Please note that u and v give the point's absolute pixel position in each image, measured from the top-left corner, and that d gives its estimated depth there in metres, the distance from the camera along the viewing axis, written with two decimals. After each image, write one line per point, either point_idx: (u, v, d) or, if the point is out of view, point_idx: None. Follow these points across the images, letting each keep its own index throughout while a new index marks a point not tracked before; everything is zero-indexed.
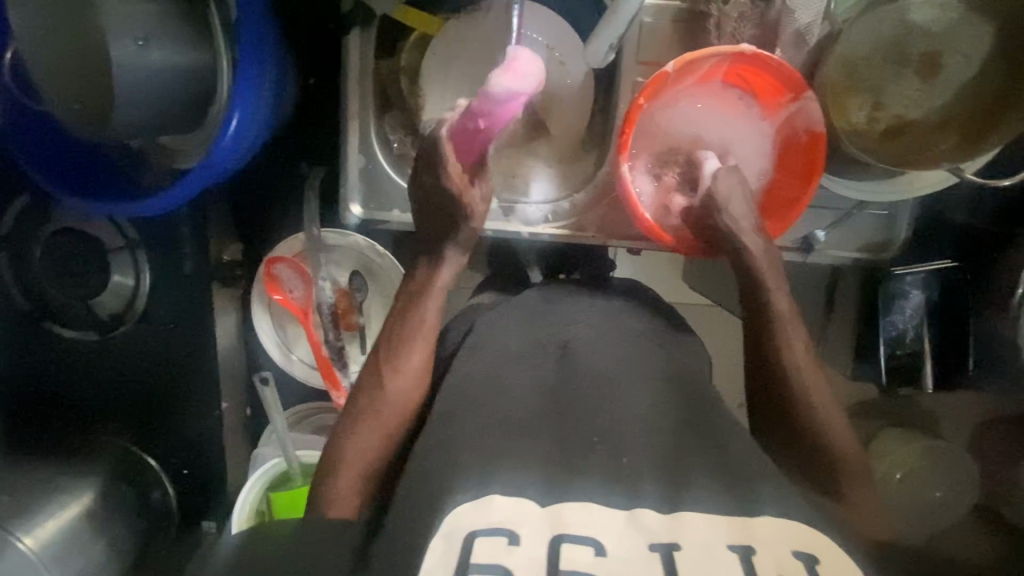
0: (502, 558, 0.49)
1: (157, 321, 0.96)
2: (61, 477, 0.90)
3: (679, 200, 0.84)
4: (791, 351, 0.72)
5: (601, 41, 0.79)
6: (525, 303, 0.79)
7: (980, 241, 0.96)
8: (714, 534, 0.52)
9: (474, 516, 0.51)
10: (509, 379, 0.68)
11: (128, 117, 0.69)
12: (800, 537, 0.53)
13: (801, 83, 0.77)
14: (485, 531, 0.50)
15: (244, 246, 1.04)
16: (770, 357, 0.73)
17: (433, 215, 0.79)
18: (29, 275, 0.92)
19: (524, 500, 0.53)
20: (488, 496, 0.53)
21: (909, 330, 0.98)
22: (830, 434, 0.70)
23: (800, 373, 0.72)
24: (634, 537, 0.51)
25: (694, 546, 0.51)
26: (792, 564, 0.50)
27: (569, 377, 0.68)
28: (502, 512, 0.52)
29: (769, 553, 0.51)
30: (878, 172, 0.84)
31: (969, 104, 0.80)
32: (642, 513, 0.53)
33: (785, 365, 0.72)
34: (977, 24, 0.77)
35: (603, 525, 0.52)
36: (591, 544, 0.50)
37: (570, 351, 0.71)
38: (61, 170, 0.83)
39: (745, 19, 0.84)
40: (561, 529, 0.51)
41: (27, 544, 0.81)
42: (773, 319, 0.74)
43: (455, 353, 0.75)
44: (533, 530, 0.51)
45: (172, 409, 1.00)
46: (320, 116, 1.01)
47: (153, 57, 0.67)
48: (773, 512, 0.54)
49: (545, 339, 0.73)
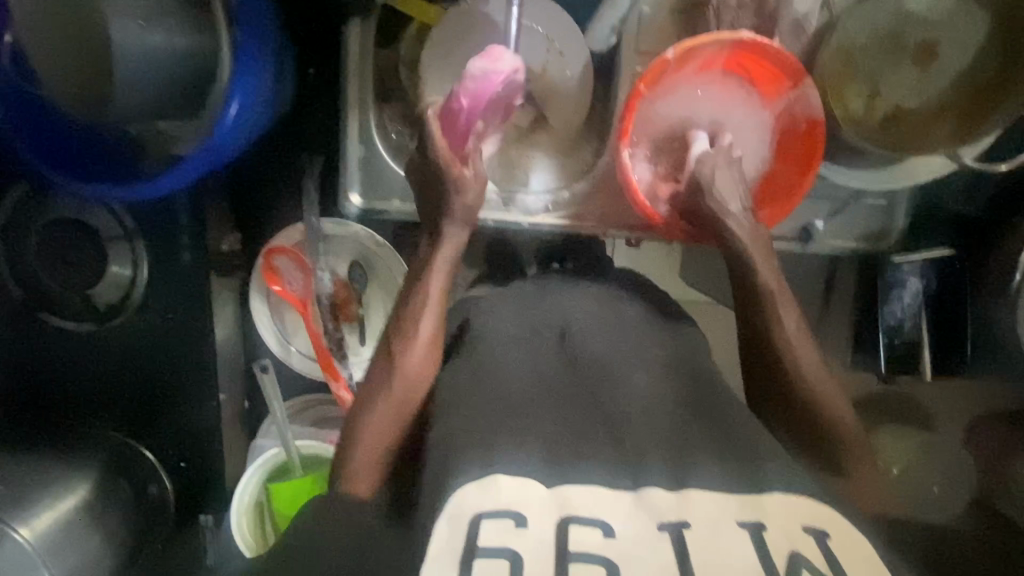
0: (509, 541, 0.48)
1: (155, 312, 0.96)
2: (57, 467, 0.89)
3: (669, 185, 0.86)
4: (787, 337, 0.72)
5: (604, 24, 0.89)
6: (525, 292, 0.79)
7: (974, 230, 0.97)
8: (722, 513, 0.52)
9: (479, 497, 0.51)
10: (509, 362, 0.68)
11: (125, 99, 0.67)
12: (810, 514, 0.53)
13: (799, 69, 0.79)
14: (491, 513, 0.50)
15: (242, 235, 1.04)
16: (766, 343, 0.73)
17: (427, 198, 0.82)
18: (26, 265, 0.91)
19: (529, 482, 0.53)
20: (490, 477, 0.53)
21: (907, 319, 1.00)
22: (827, 419, 0.70)
23: (794, 358, 0.71)
24: (643, 518, 0.51)
25: (703, 524, 0.51)
26: (801, 536, 0.51)
27: (572, 359, 0.68)
28: (508, 494, 0.52)
29: (780, 528, 0.51)
30: (876, 160, 0.85)
31: (965, 92, 0.80)
32: (649, 493, 0.53)
33: (779, 350, 0.72)
34: (971, 12, 0.78)
35: (609, 507, 0.52)
36: (598, 526, 0.50)
37: (571, 335, 0.71)
38: (60, 157, 0.83)
39: (744, 8, 0.84)
40: (568, 511, 0.51)
41: (23, 534, 0.80)
42: (767, 302, 0.73)
43: (457, 339, 0.76)
44: (539, 511, 0.51)
45: (170, 401, 0.99)
46: (318, 107, 1.01)
47: (153, 37, 0.67)
48: (781, 488, 0.55)
49: (545, 325, 0.73)
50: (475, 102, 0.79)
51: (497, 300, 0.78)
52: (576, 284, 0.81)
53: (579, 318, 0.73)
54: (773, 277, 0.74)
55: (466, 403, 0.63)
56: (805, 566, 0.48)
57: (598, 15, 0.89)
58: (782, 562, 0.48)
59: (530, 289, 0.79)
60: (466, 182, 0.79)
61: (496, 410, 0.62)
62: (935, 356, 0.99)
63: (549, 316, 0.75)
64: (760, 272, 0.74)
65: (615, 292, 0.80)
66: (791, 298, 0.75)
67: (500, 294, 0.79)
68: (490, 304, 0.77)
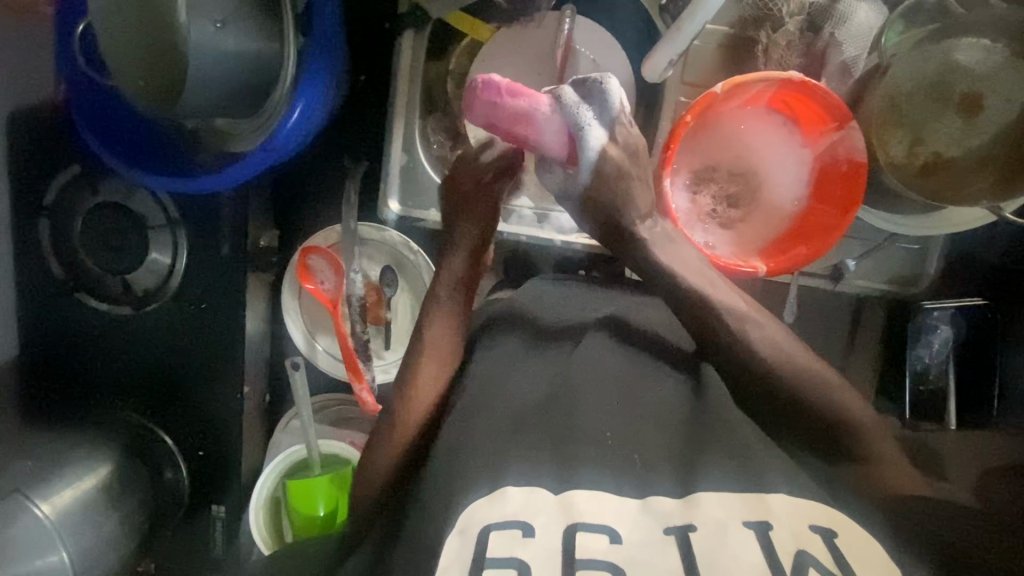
0: (517, 550, 0.49)
1: (188, 300, 0.97)
2: (79, 446, 0.91)
3: (706, 199, 0.91)
4: (775, 369, 0.69)
5: (661, 58, 0.81)
6: (534, 306, 0.74)
7: (1004, 281, 0.97)
8: (729, 512, 0.52)
9: (487, 512, 0.52)
10: (523, 371, 0.67)
11: (194, 99, 0.71)
12: (815, 514, 0.53)
13: (846, 112, 0.79)
14: (499, 525, 0.51)
15: (279, 232, 1.06)
16: (757, 380, 0.69)
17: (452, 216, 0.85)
18: (69, 244, 0.93)
19: (535, 490, 0.54)
20: (502, 490, 0.54)
21: (934, 366, 0.98)
22: (844, 439, 0.66)
23: (790, 391, 0.68)
24: (647, 521, 0.52)
25: (710, 525, 0.51)
26: (807, 533, 0.51)
27: (581, 368, 0.66)
28: (515, 505, 0.52)
29: (786, 528, 0.51)
30: (916, 203, 0.85)
31: (1008, 147, 0.80)
32: (655, 500, 0.54)
33: (750, 365, 0.69)
34: (1020, 69, 0.78)
35: (614, 513, 0.52)
36: (604, 532, 0.50)
37: (579, 353, 0.68)
38: (116, 144, 0.86)
39: (793, 48, 0.86)
40: (574, 519, 0.51)
41: (43, 510, 0.81)
42: (747, 344, 0.70)
43: (473, 341, 0.75)
44: (548, 520, 0.51)
45: (190, 391, 1.00)
46: (364, 112, 1.02)
47: (228, 41, 0.70)
48: (785, 490, 0.55)
49: (567, 331, 0.71)
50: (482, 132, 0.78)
51: (533, 292, 0.76)
52: (603, 292, 0.78)
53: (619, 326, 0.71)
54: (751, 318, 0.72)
55: (491, 410, 0.63)
56: (810, 565, 0.49)
57: (655, 48, 0.81)
58: (789, 559, 0.49)
59: (541, 298, 0.75)
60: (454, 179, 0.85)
61: (513, 416, 0.62)
62: (959, 406, 0.97)
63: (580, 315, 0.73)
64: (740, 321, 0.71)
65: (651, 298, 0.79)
66: (777, 329, 0.72)
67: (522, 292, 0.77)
68: (514, 301, 0.75)
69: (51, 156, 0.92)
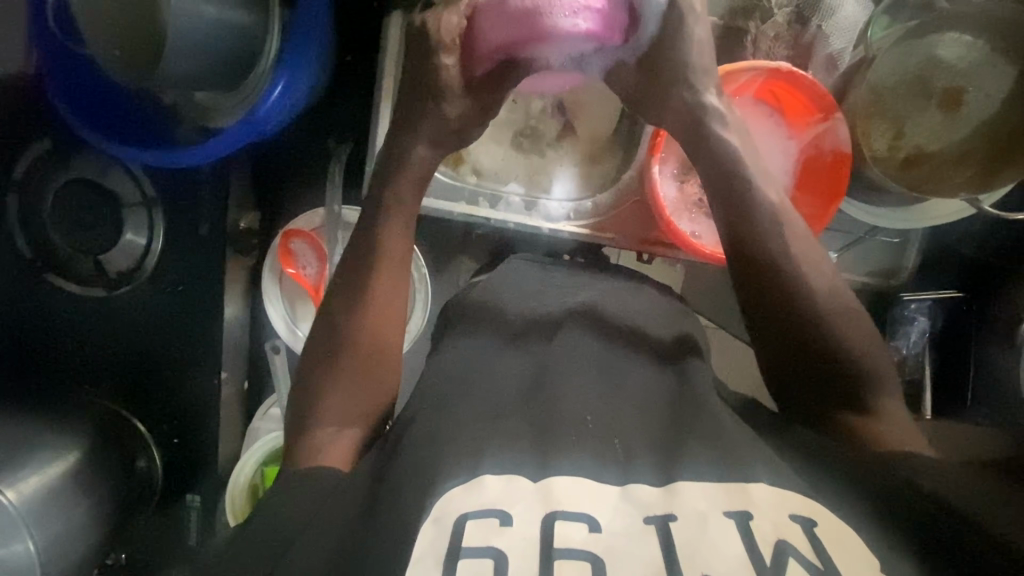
0: (493, 540, 0.46)
1: (165, 282, 0.95)
2: (45, 432, 0.86)
3: (694, 186, 0.91)
4: (800, 284, 0.64)
5: None
6: (511, 281, 0.74)
7: (985, 272, 0.98)
8: (709, 503, 0.49)
9: (464, 499, 0.48)
10: (504, 352, 0.65)
11: (174, 68, 0.69)
12: (794, 501, 0.49)
13: (831, 102, 0.82)
14: (476, 514, 0.47)
15: (261, 215, 1.03)
16: (775, 297, 0.65)
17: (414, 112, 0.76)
18: (36, 223, 0.89)
19: (515, 478, 0.50)
20: (479, 478, 0.50)
21: (911, 356, 1.01)
22: (850, 374, 0.62)
23: (812, 313, 0.63)
24: (627, 510, 0.48)
25: (690, 516, 0.48)
26: (788, 525, 0.48)
27: (552, 362, 0.63)
28: (493, 493, 0.49)
29: (767, 518, 0.48)
30: (895, 198, 0.87)
31: (987, 140, 0.81)
32: (636, 487, 0.50)
33: (775, 281, 0.65)
34: (997, 65, 0.81)
35: (595, 498, 0.49)
36: (583, 521, 0.47)
37: (555, 345, 0.65)
38: (94, 117, 0.84)
39: (780, 39, 0.88)
40: (553, 507, 0.48)
41: (8, 497, 0.75)
42: (774, 257, 0.65)
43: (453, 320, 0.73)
44: (527, 508, 0.48)
45: (164, 375, 0.97)
46: (352, 90, 1.00)
47: (210, 9, 0.69)
48: (767, 479, 0.51)
49: (551, 310, 0.69)
50: (487, 28, 0.71)
51: (514, 273, 0.76)
52: (583, 276, 0.76)
53: (597, 307, 0.70)
54: (795, 235, 0.67)
55: (470, 391, 0.60)
56: (792, 553, 0.46)
57: None
58: (768, 549, 0.46)
59: (517, 276, 0.75)
60: (449, 76, 0.74)
61: (492, 402, 0.59)
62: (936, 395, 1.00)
63: (563, 295, 0.72)
64: (774, 232, 0.66)
65: (637, 281, 0.78)
66: (823, 258, 0.67)
67: (502, 274, 0.76)
68: (492, 289, 0.73)
69: (21, 127, 0.88)
